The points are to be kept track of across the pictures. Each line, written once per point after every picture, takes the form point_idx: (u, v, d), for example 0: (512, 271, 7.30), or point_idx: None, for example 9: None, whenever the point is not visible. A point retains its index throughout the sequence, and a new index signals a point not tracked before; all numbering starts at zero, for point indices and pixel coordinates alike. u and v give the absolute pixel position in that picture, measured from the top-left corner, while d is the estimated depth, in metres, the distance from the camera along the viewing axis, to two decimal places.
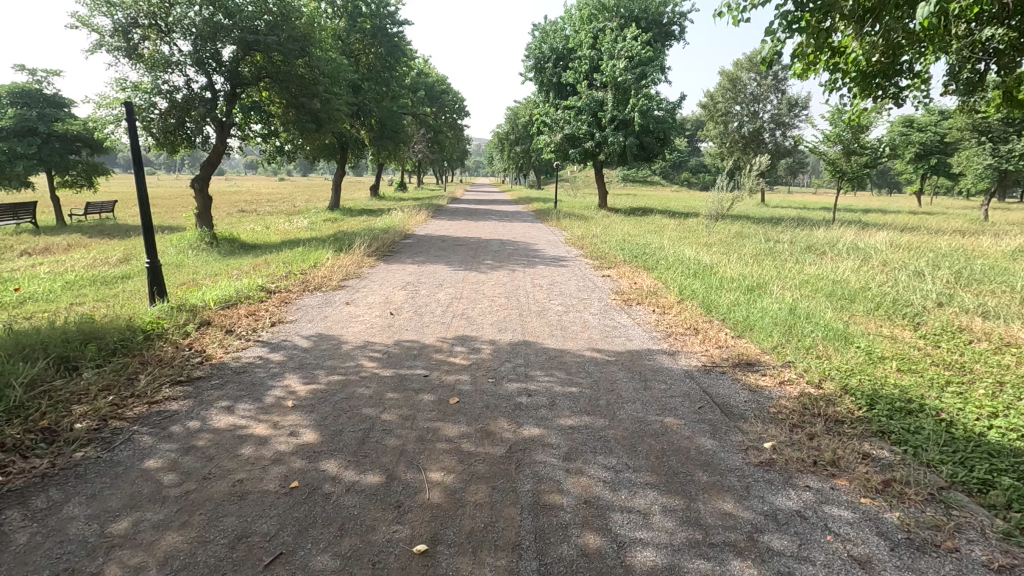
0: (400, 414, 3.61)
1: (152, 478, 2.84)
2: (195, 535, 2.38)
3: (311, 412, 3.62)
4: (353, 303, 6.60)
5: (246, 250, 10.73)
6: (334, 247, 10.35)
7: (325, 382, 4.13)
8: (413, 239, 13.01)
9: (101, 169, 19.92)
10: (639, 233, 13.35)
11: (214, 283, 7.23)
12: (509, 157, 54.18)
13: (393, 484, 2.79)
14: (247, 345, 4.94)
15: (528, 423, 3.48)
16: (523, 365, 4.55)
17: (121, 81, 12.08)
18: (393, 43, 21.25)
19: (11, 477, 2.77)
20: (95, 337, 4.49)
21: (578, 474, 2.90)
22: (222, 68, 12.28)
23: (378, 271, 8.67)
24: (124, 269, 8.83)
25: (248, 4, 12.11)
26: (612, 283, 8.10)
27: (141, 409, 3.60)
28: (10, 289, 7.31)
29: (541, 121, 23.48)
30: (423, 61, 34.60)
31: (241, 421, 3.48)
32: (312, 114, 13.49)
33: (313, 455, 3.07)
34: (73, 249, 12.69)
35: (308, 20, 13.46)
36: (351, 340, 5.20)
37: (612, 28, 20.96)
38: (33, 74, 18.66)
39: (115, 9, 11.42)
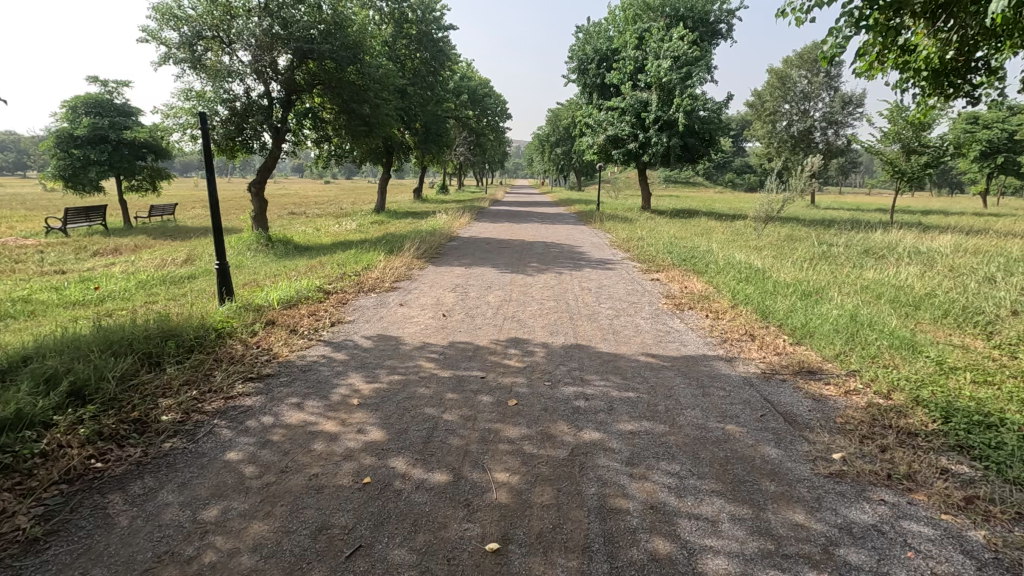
0: (461, 414, 3.70)
1: (234, 469, 3.02)
2: (279, 526, 2.51)
3: (376, 410, 3.75)
4: (406, 304, 6.77)
5: (299, 251, 11.15)
6: (385, 248, 10.64)
7: (386, 382, 4.26)
8: (458, 241, 13.21)
9: (166, 174, 21.05)
10: (686, 236, 13.14)
11: (275, 283, 7.55)
12: (549, 159, 54.13)
13: (460, 483, 2.87)
14: (310, 344, 5.14)
15: (588, 427, 3.51)
16: (578, 369, 4.57)
17: (186, 92, 12.76)
18: (438, 48, 21.73)
19: (110, 464, 3.00)
20: (174, 334, 4.78)
21: (642, 479, 2.91)
22: (278, 76, 12.76)
23: (428, 273, 8.86)
24: (189, 269, 9.32)
25: (304, 15, 12.55)
26: (661, 286, 8.01)
27: (219, 403, 3.81)
28: (90, 288, 7.86)
29: (584, 123, 23.48)
30: (467, 65, 35.09)
31: (311, 418, 3.64)
32: (363, 119, 14.03)
33: (381, 452, 3.19)
34: (140, 250, 13.54)
35: (359, 28, 13.86)
36: (407, 340, 5.34)
37: (657, 28, 20.74)
38: (105, 86, 19.89)
39: (182, 23, 12.01)
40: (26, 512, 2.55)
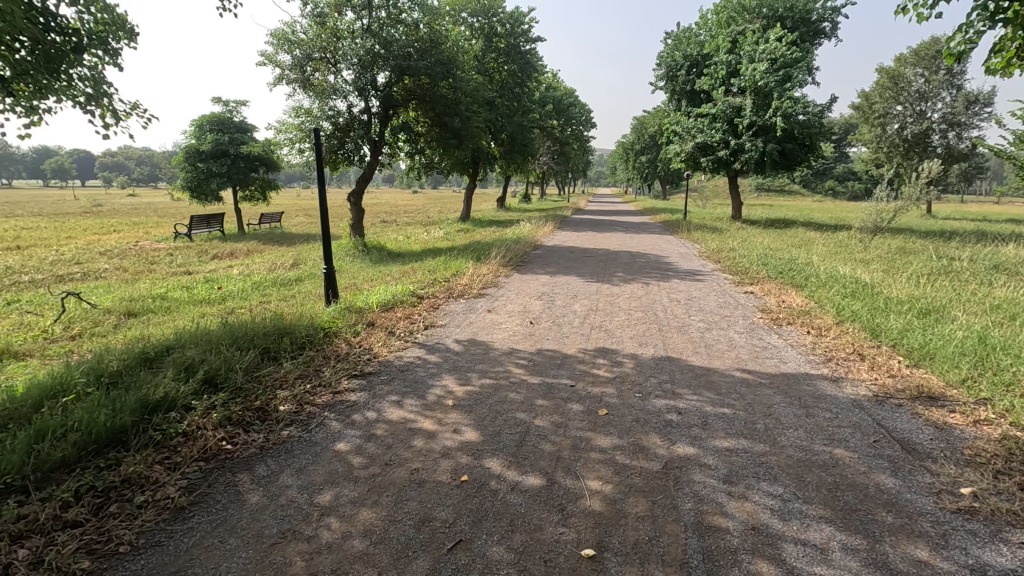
0: (553, 421, 3.75)
1: (344, 459, 3.25)
2: (386, 514, 2.68)
3: (470, 412, 3.89)
4: (495, 310, 6.96)
5: (393, 258, 11.74)
6: (472, 256, 10.96)
7: (479, 385, 4.41)
8: (543, 249, 13.35)
9: (274, 184, 22.87)
10: (783, 247, 12.44)
11: (373, 287, 8.03)
12: (633, 167, 53.19)
13: (554, 488, 2.92)
14: (406, 345, 5.44)
15: (682, 441, 3.43)
16: (669, 382, 4.48)
17: (297, 109, 13.89)
18: (525, 60, 22.21)
19: (238, 447, 3.34)
20: (288, 331, 5.22)
21: (741, 498, 2.81)
22: (378, 92, 13.55)
23: (514, 280, 9.04)
24: (296, 272, 10.08)
25: (403, 34, 13.28)
26: (756, 300, 7.64)
27: (328, 397, 4.12)
28: (214, 287, 8.74)
29: (671, 130, 23.04)
30: (553, 76, 35.52)
31: (411, 415, 3.84)
32: (454, 131, 14.59)
33: (477, 453, 3.31)
34: (252, 254, 14.85)
35: (452, 43, 14.44)
36: (497, 346, 5.49)
37: (753, 30, 19.91)
38: (227, 105, 22.03)
39: (295, 47, 13.06)
40: (174, 483, 2.92)
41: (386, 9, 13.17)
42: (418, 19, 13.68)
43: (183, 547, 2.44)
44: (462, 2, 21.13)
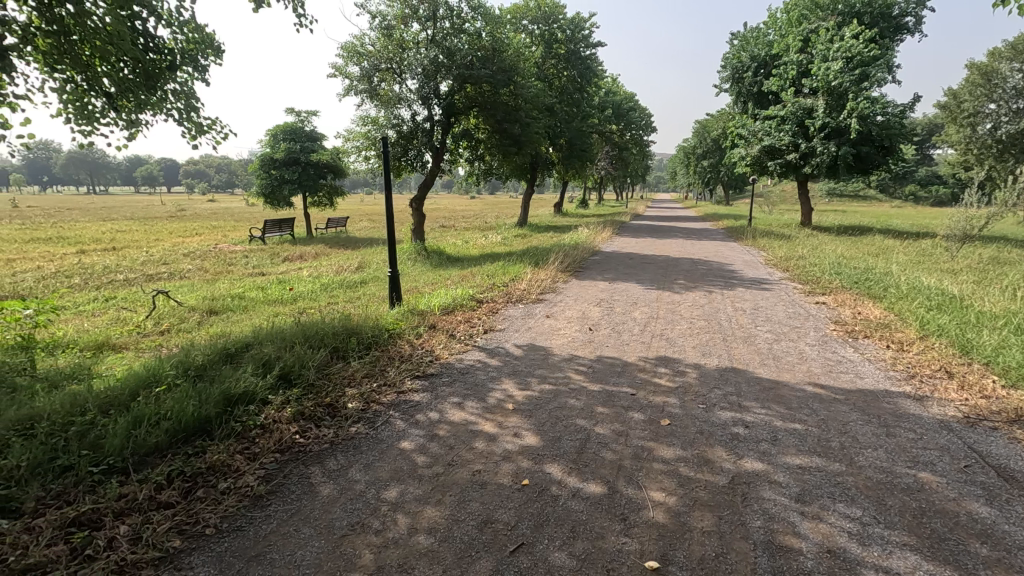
0: (613, 429, 3.71)
1: (408, 457, 3.35)
2: (449, 513, 2.74)
3: (529, 416, 3.91)
4: (553, 316, 6.96)
5: (452, 262, 11.98)
6: (530, 261, 11.02)
7: (538, 390, 4.43)
8: (601, 255, 13.22)
9: (341, 190, 23.85)
10: (858, 256, 11.76)
11: (434, 290, 8.23)
12: (694, 172, 51.82)
13: (616, 497, 2.89)
14: (466, 348, 5.54)
15: (749, 456, 3.31)
16: (735, 394, 4.33)
17: (364, 118, 14.46)
18: (586, 65, 22.20)
19: (310, 441, 3.51)
20: (355, 332, 5.44)
21: (814, 519, 2.68)
22: (441, 100, 13.89)
23: (572, 286, 9.02)
24: (361, 275, 10.49)
25: (466, 44, 13.57)
26: (829, 311, 7.26)
27: (393, 396, 4.26)
28: (286, 288, 9.23)
29: (736, 133, 22.35)
30: (612, 80, 35.25)
31: (472, 417, 3.91)
32: (514, 138, 14.75)
33: (538, 457, 3.32)
34: (320, 257, 15.58)
35: (514, 51, 14.61)
36: (556, 351, 5.48)
37: (827, 28, 18.96)
38: (299, 115, 23.21)
39: (363, 59, 13.58)
40: (253, 473, 3.10)
41: (449, 19, 13.52)
42: (481, 28, 13.98)
43: (262, 533, 2.59)
44: (524, 10, 21.37)
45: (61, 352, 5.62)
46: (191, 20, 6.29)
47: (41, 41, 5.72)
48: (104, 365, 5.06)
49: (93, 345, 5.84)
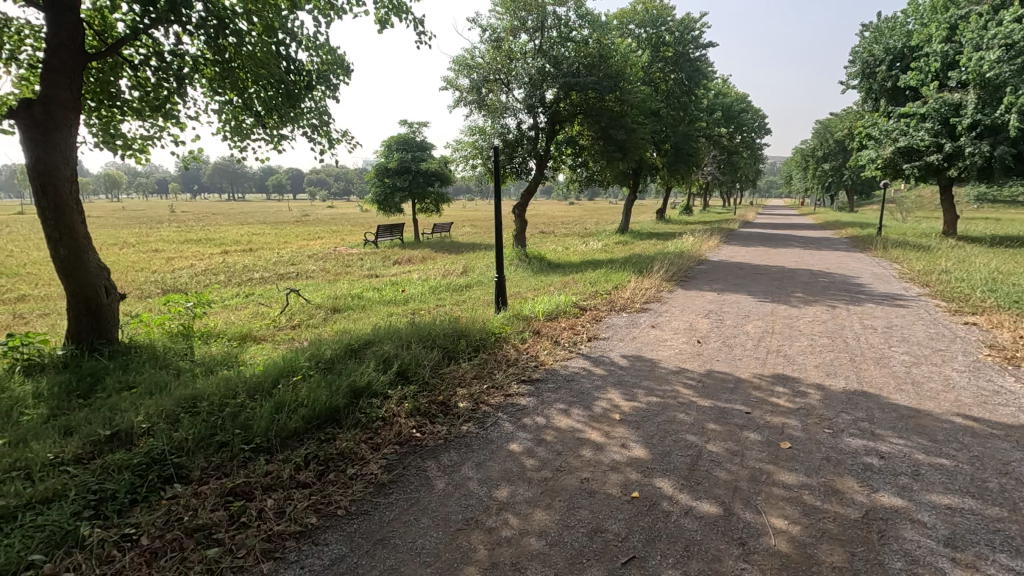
0: (727, 447, 3.55)
1: (517, 459, 3.44)
2: (559, 519, 2.78)
3: (637, 428, 3.85)
4: (658, 326, 6.78)
5: (553, 268, 12.07)
6: (634, 269, 10.82)
7: (645, 402, 4.34)
8: (709, 264, 12.67)
9: (447, 199, 24.33)
10: (1018, 271, 10.25)
11: (537, 296, 8.36)
12: (813, 176, 47.97)
13: (732, 519, 2.76)
14: (570, 355, 5.56)
15: (886, 490, 3.02)
16: (867, 421, 3.96)
17: (472, 127, 15.03)
18: (694, 67, 21.49)
19: (426, 436, 3.71)
20: (465, 334, 5.66)
21: (968, 568, 2.39)
22: (546, 108, 14.07)
23: (678, 296, 8.73)
24: (466, 279, 10.90)
25: (572, 51, 13.64)
26: (980, 333, 6.39)
27: (501, 399, 4.39)
28: (399, 290, 9.81)
29: (866, 133, 20.49)
30: (723, 82, 33.75)
31: (578, 425, 3.93)
32: (618, 144, 14.59)
33: (647, 470, 3.26)
34: (428, 261, 16.37)
35: (621, 56, 14.46)
36: (663, 363, 5.34)
37: (981, 13, 16.51)
38: (411, 126, 24.62)
39: (473, 71, 14.12)
40: (377, 461, 3.34)
41: (557, 29, 13.67)
42: (588, 36, 13.97)
43: (386, 518, 2.79)
44: (630, 14, 21.15)
45: (213, 341, 6.43)
46: (327, 44, 6.91)
47: (208, 69, 6.59)
48: (249, 354, 5.71)
49: (238, 335, 6.62)
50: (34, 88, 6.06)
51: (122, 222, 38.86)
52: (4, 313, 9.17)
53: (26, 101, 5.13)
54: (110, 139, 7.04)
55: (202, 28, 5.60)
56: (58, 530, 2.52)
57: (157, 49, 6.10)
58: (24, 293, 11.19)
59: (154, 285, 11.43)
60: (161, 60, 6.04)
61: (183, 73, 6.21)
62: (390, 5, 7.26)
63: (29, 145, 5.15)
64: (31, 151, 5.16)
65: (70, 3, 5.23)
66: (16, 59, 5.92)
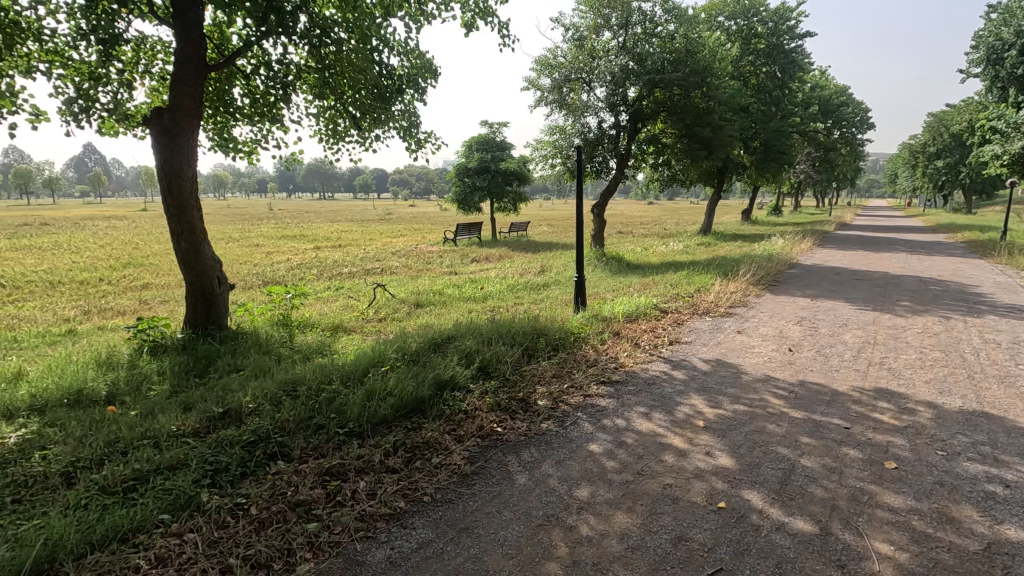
0: (823, 463, 3.34)
1: (597, 460, 3.42)
2: (642, 523, 2.74)
3: (723, 437, 3.70)
4: (745, 332, 6.48)
5: (632, 269, 11.85)
6: (718, 271, 10.39)
7: (731, 410, 4.16)
8: (801, 268, 11.92)
9: (525, 197, 24.68)
10: None
11: (616, 297, 8.23)
12: (923, 174, 43.86)
13: (829, 540, 2.60)
14: (651, 359, 5.44)
15: (1012, 522, 2.72)
16: (988, 445, 3.58)
17: (552, 127, 15.03)
18: (789, 59, 20.31)
19: (506, 431, 3.77)
20: (544, 332, 5.70)
21: None
22: (628, 107, 13.81)
23: (766, 301, 8.29)
24: (544, 278, 10.92)
25: (658, 47, 13.29)
26: None
27: (580, 399, 4.38)
28: (478, 287, 10.02)
29: (988, 127, 18.41)
30: (820, 74, 31.67)
31: (660, 429, 3.84)
32: (704, 141, 14.09)
33: (734, 481, 3.14)
34: (505, 259, 16.58)
35: (709, 51, 13.91)
36: (750, 371, 5.10)
37: None
38: (491, 127, 25.03)
39: (554, 70, 14.13)
40: (461, 453, 3.44)
41: (641, 24, 13.37)
42: (675, 30, 13.56)
43: (470, 508, 2.88)
44: (720, 6, 20.38)
45: (309, 330, 6.89)
46: (416, 49, 7.16)
47: (310, 76, 7.05)
48: (341, 343, 6.07)
49: (331, 326, 7.05)
50: (163, 98, 6.77)
51: (228, 218, 42.45)
52: (132, 299, 10.31)
53: (157, 109, 5.73)
54: (224, 143, 7.71)
55: (305, 38, 6.01)
56: (182, 493, 2.81)
57: (266, 59, 6.61)
58: (148, 281, 12.50)
59: (256, 277, 12.39)
60: (269, 69, 6.55)
61: (287, 80, 6.69)
62: (476, 9, 7.42)
63: (159, 148, 5.76)
64: (161, 155, 5.77)
65: (195, 19, 5.77)
66: (149, 72, 6.63)
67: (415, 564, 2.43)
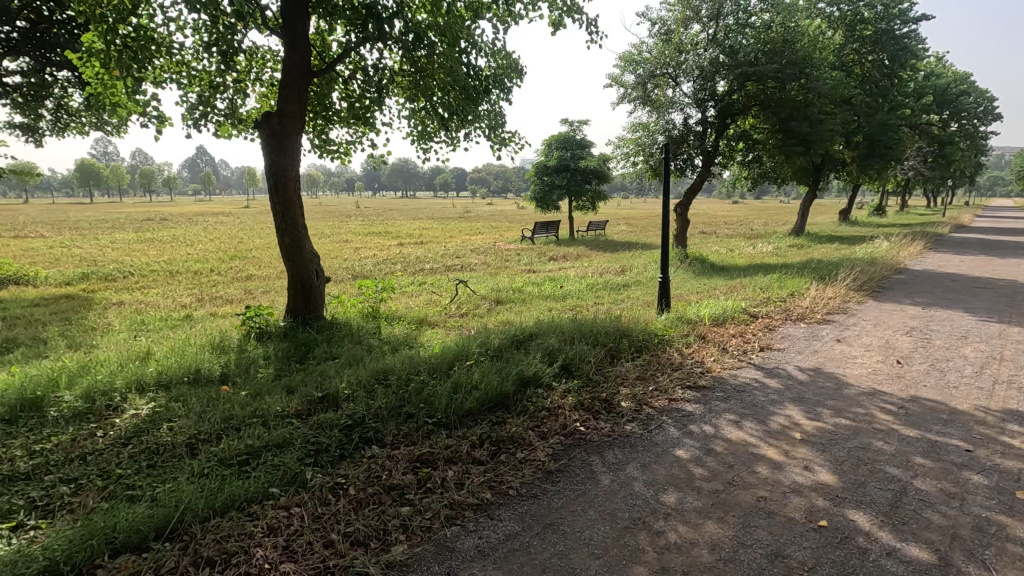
0: (940, 487, 3.05)
1: (685, 466, 3.32)
2: (734, 535, 2.64)
3: (823, 451, 3.48)
4: (846, 341, 6.03)
5: (716, 271, 11.37)
6: (814, 275, 9.73)
7: (832, 423, 3.90)
8: (909, 274, 10.92)
9: (604, 196, 24.34)
10: None
11: (702, 299, 7.93)
12: None
13: (950, 571, 2.37)
14: (740, 365, 5.21)
15: None
16: None
17: (635, 123, 14.71)
18: (900, 46, 18.65)
19: (590, 431, 3.75)
20: (628, 333, 5.60)
21: None
22: (717, 101, 13.24)
23: (870, 308, 7.67)
24: (624, 278, 10.73)
25: (751, 39, 12.64)
26: None
27: (665, 403, 4.27)
28: (557, 286, 10.01)
29: None
30: (936, 61, 28.81)
31: (752, 439, 3.67)
32: (801, 137, 13.24)
33: (836, 499, 2.94)
34: (582, 258, 16.43)
35: (809, 40, 13.04)
36: (853, 382, 4.74)
37: None
38: (572, 125, 24.90)
39: (639, 66, 13.83)
40: (545, 450, 3.46)
41: (734, 15, 12.77)
42: (771, 20, 12.84)
43: (554, 505, 2.89)
44: None
45: (396, 323, 7.19)
46: (503, 50, 7.27)
47: (402, 80, 7.35)
48: (426, 337, 6.30)
49: (416, 319, 7.32)
50: (271, 103, 7.31)
51: (319, 215, 45.15)
52: (238, 289, 11.22)
53: (266, 114, 6.20)
54: (323, 145, 8.21)
55: (399, 42, 6.26)
56: (288, 470, 3.04)
57: (362, 65, 6.96)
58: (252, 272, 13.58)
59: (346, 271, 13.10)
60: (366, 73, 6.89)
61: (382, 84, 7.01)
62: (563, 6, 7.41)
63: (268, 151, 6.21)
64: (269, 156, 6.24)
65: (301, 29, 6.19)
66: (260, 80, 7.18)
67: (502, 555, 2.47)
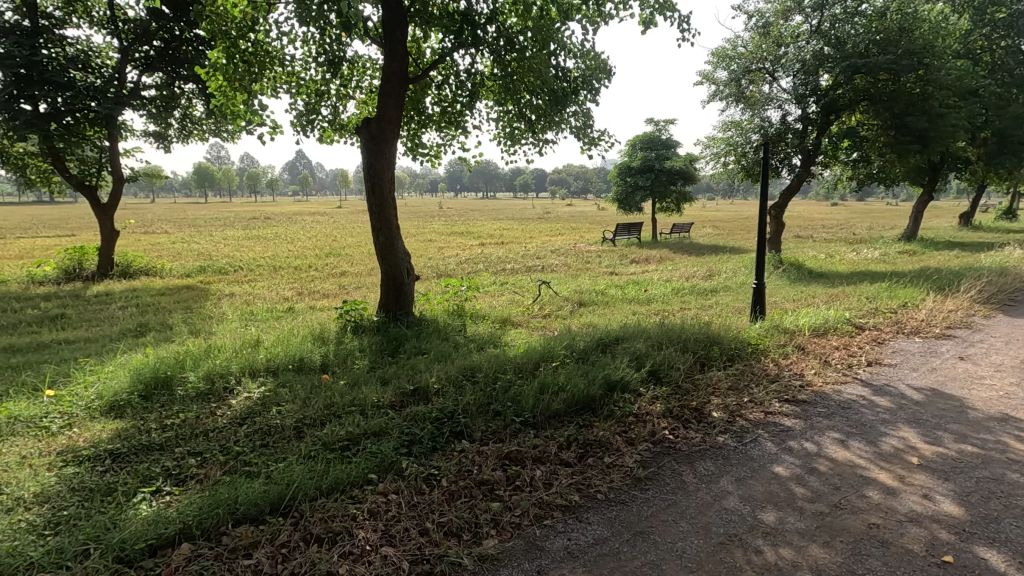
0: None
1: (785, 484, 3.14)
2: (843, 561, 2.46)
3: (945, 479, 3.16)
4: (970, 359, 5.44)
5: (814, 278, 10.64)
6: (930, 285, 8.85)
7: (955, 449, 3.54)
8: None
9: (690, 197, 23.48)
10: None
11: (799, 308, 7.45)
12: None
13: None
14: (845, 379, 4.84)
15: None
16: None
17: (727, 122, 14.08)
18: None
19: (679, 440, 3.64)
20: (719, 341, 5.38)
21: None
22: (820, 97, 12.39)
23: (999, 324, 6.86)
24: (712, 283, 10.30)
25: (862, 28, 11.70)
26: None
27: (760, 415, 4.06)
28: (641, 290, 9.79)
29: None
30: None
31: (861, 460, 3.40)
32: (917, 133, 12.09)
33: (962, 533, 2.67)
34: (667, 261, 15.96)
35: (931, 26, 11.87)
36: (980, 406, 4.27)
37: None
38: (658, 125, 24.28)
39: (733, 62, 13.25)
40: (633, 456, 3.41)
41: (841, 4, 11.91)
42: (885, 7, 11.82)
43: (644, 512, 2.84)
44: None
45: (480, 321, 7.36)
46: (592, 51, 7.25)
47: (492, 84, 7.51)
48: (510, 336, 6.39)
49: (500, 319, 7.44)
50: (370, 109, 7.71)
51: (405, 216, 47.12)
52: (334, 284, 11.95)
53: (366, 119, 6.55)
54: (415, 148, 8.56)
55: (491, 46, 6.39)
56: (385, 458, 3.20)
57: (455, 70, 7.17)
58: (345, 269, 14.40)
59: (431, 270, 13.56)
60: (458, 78, 7.09)
61: (473, 88, 7.19)
62: (656, 4, 7.25)
63: (367, 154, 6.57)
64: (367, 159, 6.60)
65: (400, 37, 6.46)
66: (360, 87, 7.60)
67: (592, 559, 2.46)
